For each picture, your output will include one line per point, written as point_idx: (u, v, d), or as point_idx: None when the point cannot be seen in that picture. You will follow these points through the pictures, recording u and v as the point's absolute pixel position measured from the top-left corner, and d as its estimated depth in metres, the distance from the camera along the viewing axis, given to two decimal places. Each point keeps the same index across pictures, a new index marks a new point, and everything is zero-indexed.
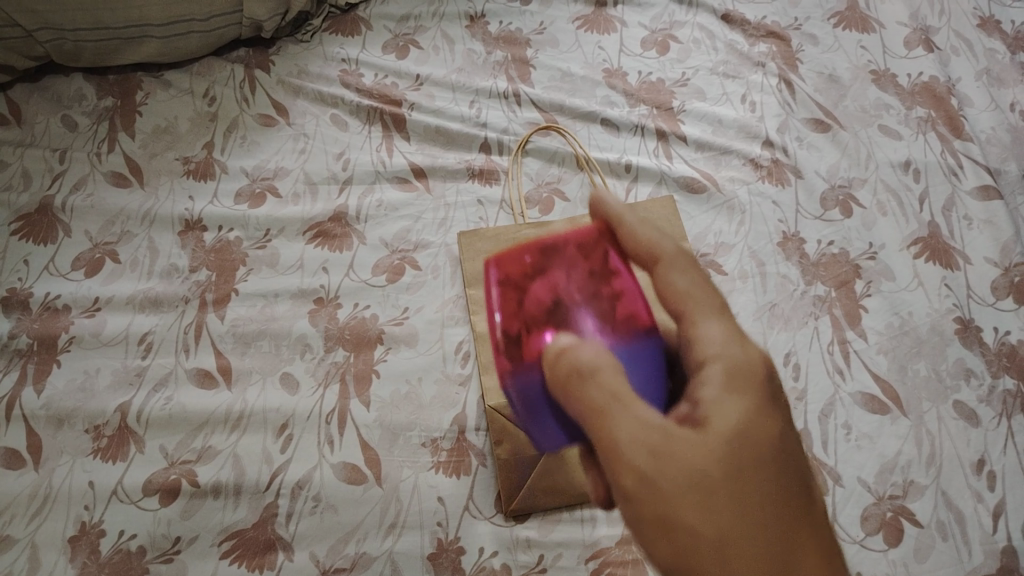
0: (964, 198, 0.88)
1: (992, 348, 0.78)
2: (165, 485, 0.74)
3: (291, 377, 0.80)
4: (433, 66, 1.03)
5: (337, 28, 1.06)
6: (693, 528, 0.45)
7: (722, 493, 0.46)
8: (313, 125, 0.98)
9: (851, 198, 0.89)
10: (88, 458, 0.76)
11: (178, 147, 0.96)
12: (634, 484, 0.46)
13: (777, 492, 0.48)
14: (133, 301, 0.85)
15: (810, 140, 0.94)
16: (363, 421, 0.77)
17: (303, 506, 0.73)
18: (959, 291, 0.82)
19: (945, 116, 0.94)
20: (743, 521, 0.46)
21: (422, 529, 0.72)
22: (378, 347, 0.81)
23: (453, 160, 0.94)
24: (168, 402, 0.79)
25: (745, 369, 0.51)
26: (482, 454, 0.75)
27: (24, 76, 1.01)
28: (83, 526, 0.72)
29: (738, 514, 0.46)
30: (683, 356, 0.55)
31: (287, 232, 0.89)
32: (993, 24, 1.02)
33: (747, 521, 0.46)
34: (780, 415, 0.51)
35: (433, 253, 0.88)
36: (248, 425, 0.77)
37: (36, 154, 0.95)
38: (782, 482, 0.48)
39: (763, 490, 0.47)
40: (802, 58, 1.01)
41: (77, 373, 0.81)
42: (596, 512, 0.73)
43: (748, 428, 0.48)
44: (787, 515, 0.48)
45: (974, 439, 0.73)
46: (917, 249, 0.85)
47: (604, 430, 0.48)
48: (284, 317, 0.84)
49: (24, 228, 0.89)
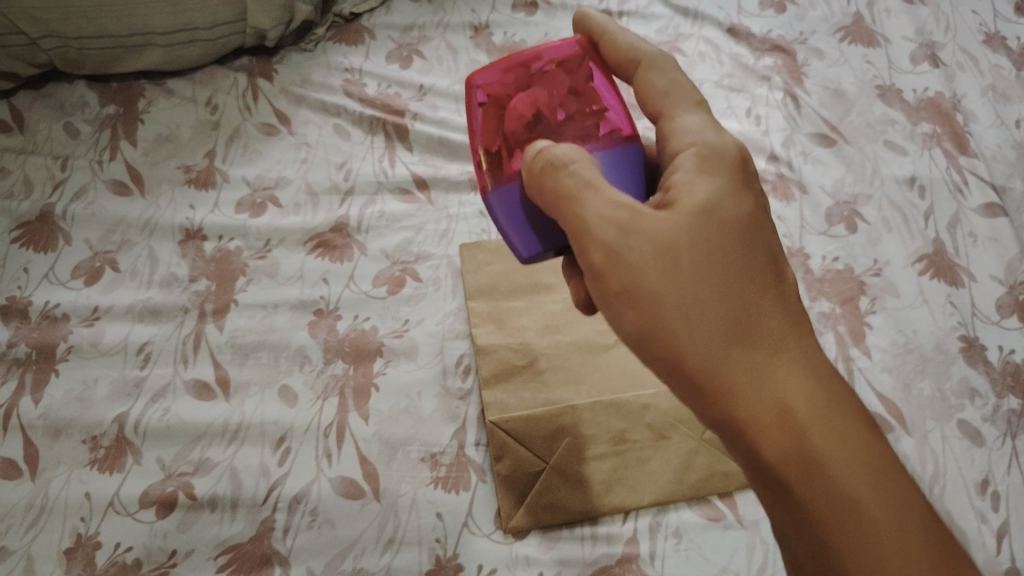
0: (969, 215, 0.87)
1: (997, 367, 0.77)
2: (162, 498, 0.74)
3: (289, 389, 0.79)
4: (437, 76, 1.03)
5: (341, 37, 1.06)
6: (663, 298, 0.47)
7: (688, 264, 0.47)
8: (316, 134, 0.97)
9: (856, 214, 0.88)
10: (84, 469, 0.75)
11: (180, 155, 0.96)
12: (605, 258, 0.48)
13: (748, 284, 0.49)
14: (133, 310, 0.84)
15: (815, 155, 0.93)
16: (362, 434, 0.76)
17: (300, 520, 0.72)
18: (964, 309, 0.81)
19: (950, 132, 0.93)
20: (708, 299, 0.47)
21: (420, 544, 0.71)
22: (378, 359, 0.81)
23: (455, 171, 0.94)
24: (166, 413, 0.78)
25: (715, 148, 0.52)
26: (482, 470, 0.75)
27: (27, 83, 1.01)
28: (78, 538, 0.72)
29: (703, 286, 0.48)
30: (662, 150, 0.55)
31: (288, 242, 0.89)
32: (999, 40, 1.02)
33: (710, 285, 0.48)
34: (755, 198, 0.51)
35: (434, 265, 0.87)
36: (246, 437, 0.77)
37: (37, 161, 0.95)
38: (755, 275, 0.49)
39: (733, 275, 0.48)
40: (808, 72, 1.01)
41: (74, 383, 0.80)
42: (596, 529, 0.72)
43: (716, 204, 0.49)
44: (760, 285, 0.49)
45: (979, 459, 0.73)
46: (922, 265, 0.84)
47: (572, 211, 0.49)
48: (283, 328, 0.83)
49: (25, 236, 0.89)
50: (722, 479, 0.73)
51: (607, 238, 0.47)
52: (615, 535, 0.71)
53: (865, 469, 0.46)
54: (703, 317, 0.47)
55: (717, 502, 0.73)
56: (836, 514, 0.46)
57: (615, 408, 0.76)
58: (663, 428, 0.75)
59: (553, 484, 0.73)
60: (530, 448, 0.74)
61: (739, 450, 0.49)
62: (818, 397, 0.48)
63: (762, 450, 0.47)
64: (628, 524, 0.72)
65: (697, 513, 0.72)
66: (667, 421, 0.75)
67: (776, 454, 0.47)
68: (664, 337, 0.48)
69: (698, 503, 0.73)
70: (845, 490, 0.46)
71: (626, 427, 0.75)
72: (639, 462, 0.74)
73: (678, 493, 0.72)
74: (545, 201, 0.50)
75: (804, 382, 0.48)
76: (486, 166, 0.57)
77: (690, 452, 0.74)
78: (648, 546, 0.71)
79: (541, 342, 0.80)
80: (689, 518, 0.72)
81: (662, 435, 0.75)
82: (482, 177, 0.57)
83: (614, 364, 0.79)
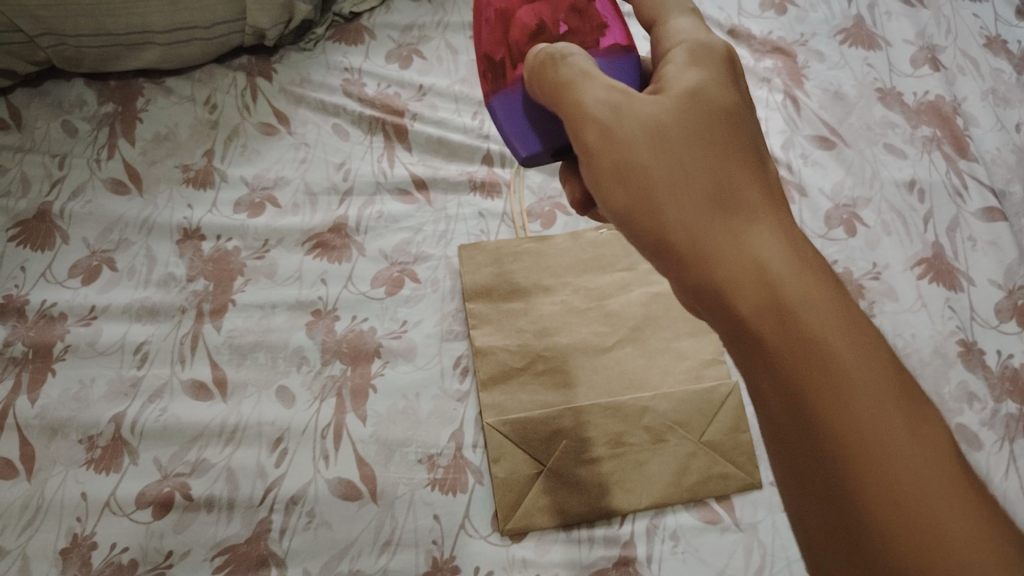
0: (969, 219, 0.87)
1: (995, 371, 0.77)
2: (158, 498, 0.73)
3: (287, 390, 0.79)
4: (437, 76, 1.02)
5: (340, 37, 1.06)
6: (649, 168, 0.45)
7: (674, 134, 0.45)
8: (315, 134, 0.97)
9: (855, 217, 0.88)
10: (80, 469, 0.75)
11: (179, 154, 0.95)
12: (599, 138, 0.47)
13: (738, 164, 0.45)
14: (130, 310, 0.84)
15: (814, 158, 0.93)
16: (359, 435, 0.76)
17: (297, 521, 0.72)
18: (963, 313, 0.81)
19: (950, 136, 0.93)
20: (694, 173, 0.45)
21: (417, 546, 0.71)
22: (375, 360, 0.81)
23: (454, 172, 0.94)
24: (163, 414, 0.78)
25: (705, 44, 0.50)
26: (479, 472, 0.75)
27: (25, 80, 1.01)
28: (75, 538, 0.72)
29: (683, 150, 0.45)
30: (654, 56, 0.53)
31: (286, 242, 0.88)
32: (999, 43, 1.01)
33: (696, 159, 0.45)
34: (745, 94, 0.49)
35: (432, 266, 0.87)
36: (243, 438, 0.76)
37: (35, 160, 0.94)
38: (739, 154, 0.46)
39: (720, 152, 0.46)
40: (808, 74, 1.01)
41: (71, 382, 0.80)
42: (593, 532, 0.72)
43: (704, 89, 0.47)
44: (751, 169, 0.46)
45: (976, 463, 0.73)
46: (921, 269, 0.84)
47: (569, 99, 0.48)
48: (281, 328, 0.83)
49: (22, 235, 0.89)
50: (719, 482, 0.73)
51: (597, 113, 0.47)
52: (612, 538, 0.71)
53: (857, 340, 0.39)
54: (684, 180, 0.45)
55: (715, 505, 0.73)
56: (834, 397, 0.38)
57: (613, 410, 0.75)
58: (661, 431, 0.74)
59: (550, 487, 0.73)
60: (527, 451, 0.74)
61: (715, 323, 0.44)
62: (801, 262, 0.42)
63: (739, 320, 0.41)
64: (625, 527, 0.72)
65: (695, 516, 0.72)
66: (665, 424, 0.75)
67: (747, 312, 0.41)
68: (650, 211, 0.45)
69: (695, 506, 0.73)
70: (829, 356, 0.39)
71: (623, 430, 0.75)
72: (637, 465, 0.73)
73: (675, 496, 0.72)
74: (542, 92, 0.51)
75: (788, 248, 0.43)
76: (489, 77, 0.58)
77: (688, 455, 0.74)
78: (645, 549, 0.71)
79: (539, 344, 0.80)
80: (687, 521, 0.72)
81: (660, 438, 0.74)
82: (485, 86, 0.58)
83: (612, 366, 0.79)
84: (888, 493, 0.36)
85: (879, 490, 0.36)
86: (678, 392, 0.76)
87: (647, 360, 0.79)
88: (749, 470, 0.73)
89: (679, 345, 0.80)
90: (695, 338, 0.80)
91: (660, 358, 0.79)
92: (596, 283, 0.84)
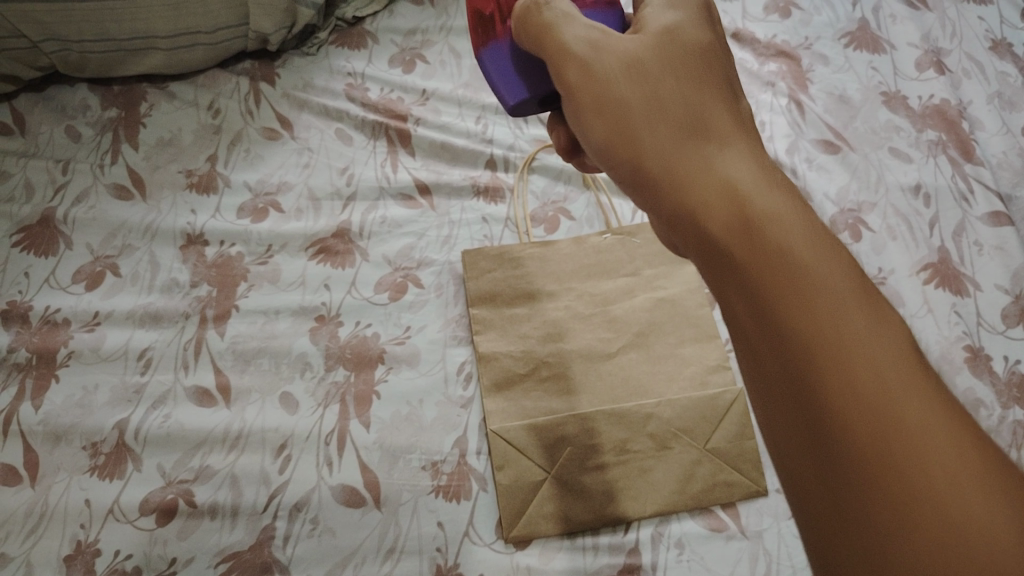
0: (974, 224, 0.86)
1: (1002, 378, 0.77)
2: (162, 505, 0.73)
3: (291, 396, 0.79)
4: (440, 81, 1.02)
5: (343, 41, 1.06)
6: (623, 98, 0.47)
7: (649, 68, 0.48)
8: (318, 139, 0.97)
9: (860, 222, 0.88)
10: (84, 475, 0.75)
11: (182, 160, 0.95)
12: (580, 75, 0.49)
13: (708, 93, 0.47)
14: (134, 316, 0.84)
15: (819, 162, 0.93)
16: (363, 442, 0.76)
17: (301, 528, 0.72)
18: (969, 319, 0.80)
19: (956, 140, 0.93)
20: (667, 100, 0.46)
21: (421, 554, 0.71)
22: (379, 366, 0.81)
23: (457, 176, 0.94)
24: (166, 420, 0.78)
25: None
26: (483, 479, 0.74)
27: (29, 85, 1.01)
28: (78, 545, 0.71)
29: (656, 81, 0.47)
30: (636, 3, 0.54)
31: (290, 248, 0.88)
32: (1005, 46, 1.01)
33: (669, 88, 0.47)
34: (721, 35, 0.51)
35: (436, 271, 0.87)
36: (247, 445, 0.76)
37: (39, 165, 0.94)
38: (710, 83, 0.47)
39: (690, 83, 0.47)
40: (812, 78, 1.00)
41: (75, 388, 0.80)
42: (598, 540, 0.71)
43: (679, 29, 0.49)
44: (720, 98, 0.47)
45: None
46: (927, 274, 0.83)
47: (551, 42, 0.50)
48: (284, 334, 0.83)
49: (26, 240, 0.89)
50: (724, 490, 0.72)
51: (580, 52, 0.49)
52: (617, 546, 0.71)
53: (817, 239, 0.38)
54: (657, 108, 0.46)
55: (720, 512, 0.72)
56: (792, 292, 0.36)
57: (617, 417, 0.75)
58: (666, 438, 0.74)
59: (555, 494, 0.72)
60: (531, 458, 0.73)
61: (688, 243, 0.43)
62: (767, 179, 0.42)
63: (703, 230, 0.41)
64: (630, 534, 0.71)
65: (700, 524, 0.72)
66: (670, 431, 0.74)
67: (712, 221, 0.40)
68: (627, 139, 0.46)
69: (700, 514, 0.72)
70: (789, 252, 0.37)
71: (628, 437, 0.74)
72: (641, 472, 0.73)
73: (679, 504, 0.72)
74: (526, 37, 0.52)
75: (751, 164, 0.43)
76: (478, 31, 0.58)
77: (693, 463, 0.73)
78: (650, 557, 0.70)
79: (543, 350, 0.80)
80: (692, 529, 0.71)
81: (664, 445, 0.74)
82: (475, 41, 0.58)
83: (616, 372, 0.78)
84: (846, 386, 0.33)
85: (845, 391, 0.33)
86: (683, 398, 0.76)
87: (651, 366, 0.79)
88: (754, 478, 0.73)
89: (684, 351, 0.80)
90: (699, 344, 0.80)
91: (665, 364, 0.79)
92: (601, 289, 0.84)
